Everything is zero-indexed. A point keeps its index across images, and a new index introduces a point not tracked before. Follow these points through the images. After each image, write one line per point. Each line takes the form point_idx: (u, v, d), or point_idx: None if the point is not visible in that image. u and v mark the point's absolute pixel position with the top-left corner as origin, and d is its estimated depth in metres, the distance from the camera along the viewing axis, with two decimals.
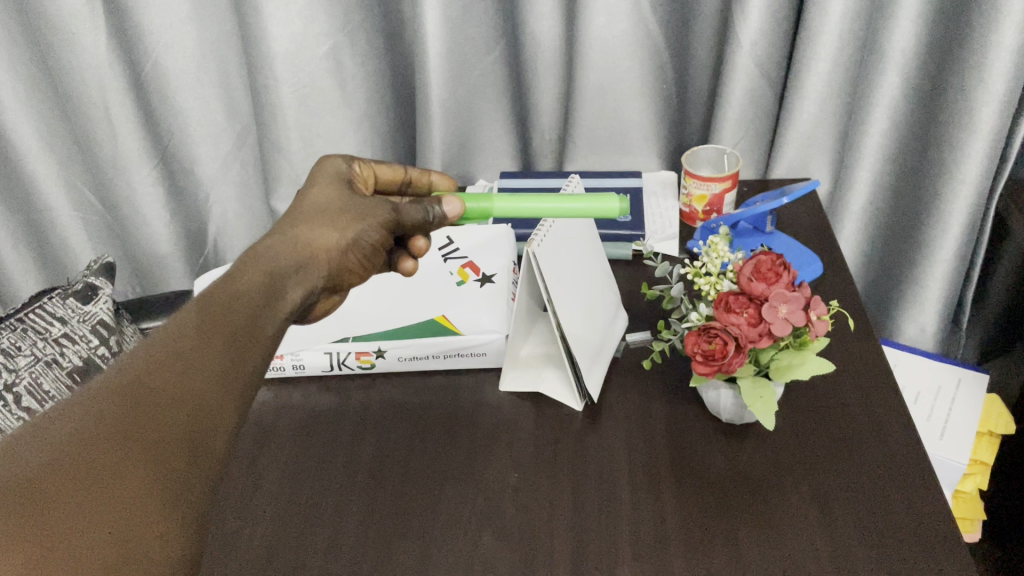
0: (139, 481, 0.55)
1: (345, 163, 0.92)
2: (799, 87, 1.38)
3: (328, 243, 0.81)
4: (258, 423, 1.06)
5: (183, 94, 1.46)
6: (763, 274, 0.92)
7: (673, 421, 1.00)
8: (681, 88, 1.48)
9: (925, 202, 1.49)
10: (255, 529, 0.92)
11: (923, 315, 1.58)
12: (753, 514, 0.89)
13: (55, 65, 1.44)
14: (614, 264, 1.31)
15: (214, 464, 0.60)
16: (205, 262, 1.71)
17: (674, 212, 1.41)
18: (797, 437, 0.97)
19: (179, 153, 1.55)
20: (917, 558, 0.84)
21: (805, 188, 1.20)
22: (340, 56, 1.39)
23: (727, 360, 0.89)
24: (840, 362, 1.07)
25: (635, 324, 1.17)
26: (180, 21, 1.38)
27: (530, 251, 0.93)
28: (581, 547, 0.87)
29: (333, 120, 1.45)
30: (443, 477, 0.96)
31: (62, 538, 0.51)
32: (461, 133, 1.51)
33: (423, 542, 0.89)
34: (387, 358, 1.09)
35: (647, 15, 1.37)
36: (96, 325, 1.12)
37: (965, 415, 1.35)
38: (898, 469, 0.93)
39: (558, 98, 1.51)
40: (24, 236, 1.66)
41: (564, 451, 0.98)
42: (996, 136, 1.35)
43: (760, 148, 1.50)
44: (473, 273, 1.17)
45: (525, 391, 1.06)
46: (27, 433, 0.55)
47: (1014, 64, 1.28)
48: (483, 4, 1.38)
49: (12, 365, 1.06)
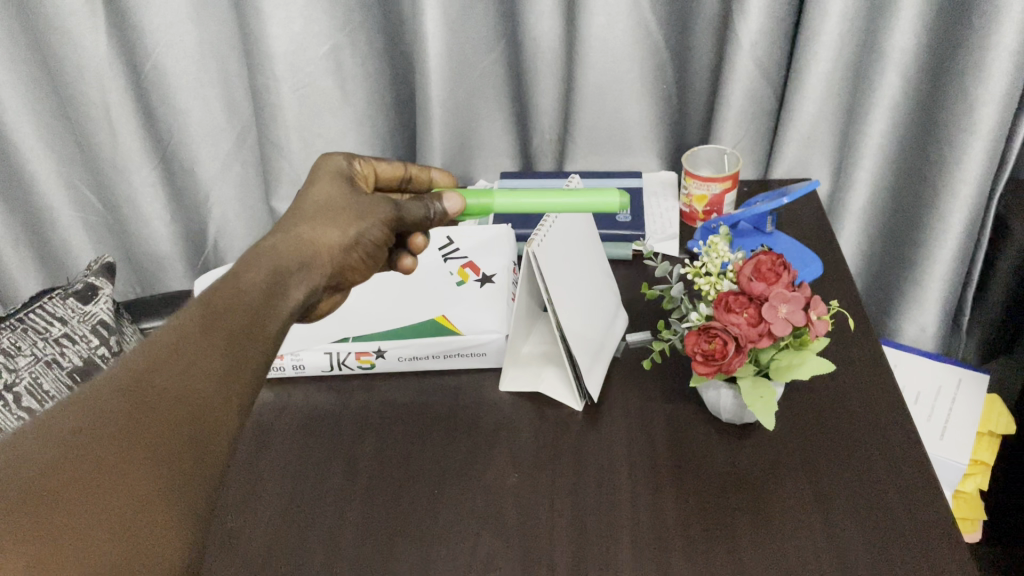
0: (143, 479, 0.55)
1: (345, 160, 0.92)
2: (799, 86, 1.38)
3: (330, 241, 0.81)
4: (258, 423, 1.06)
5: (183, 94, 1.46)
6: (763, 275, 0.91)
7: (673, 421, 1.00)
8: (681, 88, 1.48)
9: (925, 202, 1.49)
10: (255, 529, 0.92)
11: (924, 314, 1.58)
12: (753, 514, 0.89)
13: (55, 65, 1.44)
14: (614, 263, 1.31)
15: (218, 463, 0.60)
16: (205, 262, 1.71)
17: (674, 212, 1.41)
18: (797, 437, 0.97)
19: (179, 153, 1.55)
20: (917, 557, 0.84)
21: (805, 187, 1.20)
22: (340, 56, 1.39)
23: (727, 360, 0.89)
24: (840, 362, 1.07)
25: (635, 324, 1.17)
26: (180, 21, 1.38)
27: (530, 251, 0.94)
28: (581, 546, 0.87)
29: (334, 120, 1.45)
30: (443, 477, 0.96)
31: (66, 537, 0.51)
32: (461, 133, 1.51)
33: (423, 542, 0.89)
34: (387, 358, 1.09)
35: (647, 15, 1.37)
36: (96, 325, 1.12)
37: (965, 415, 1.35)
38: (898, 469, 0.93)
39: (558, 98, 1.51)
40: (24, 236, 1.66)
41: (564, 451, 0.98)
42: (996, 136, 1.36)
43: (760, 147, 1.50)
44: (473, 273, 1.17)
45: (525, 391, 1.06)
46: (31, 432, 0.55)
47: (1014, 63, 1.28)
48: (483, 4, 1.39)
49: (12, 365, 1.07)
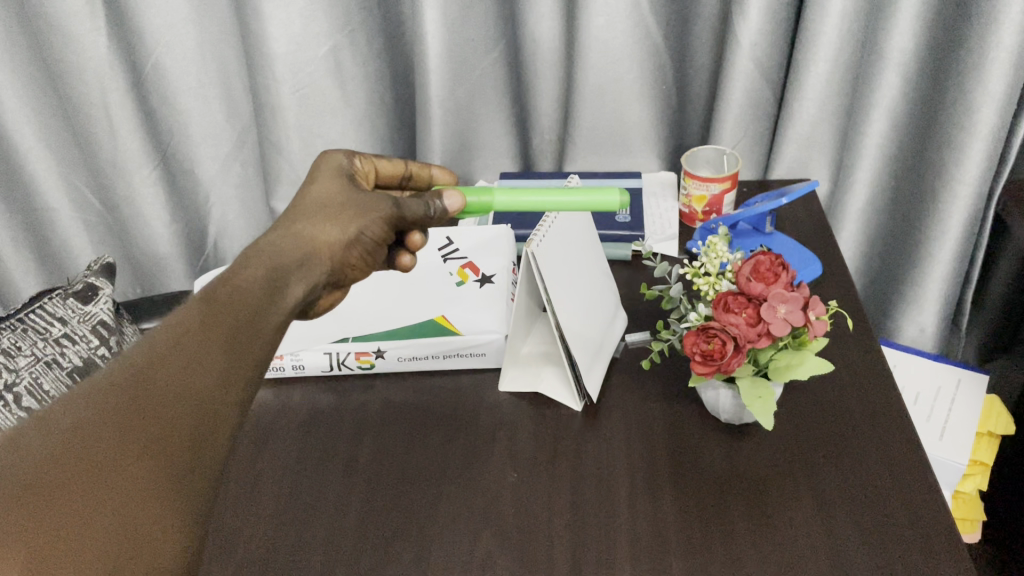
0: (143, 475, 0.56)
1: (346, 157, 0.91)
2: (799, 87, 1.38)
3: (330, 238, 0.81)
4: (257, 423, 1.06)
5: (183, 95, 1.46)
6: (761, 274, 0.92)
7: (672, 421, 1.01)
8: (680, 89, 1.48)
9: (925, 202, 1.49)
10: (254, 528, 0.92)
11: (923, 315, 1.59)
12: (753, 514, 0.89)
13: (55, 65, 1.44)
14: (614, 264, 1.31)
15: (218, 459, 0.61)
16: (205, 262, 1.71)
17: (673, 213, 1.41)
18: (796, 436, 0.98)
19: (179, 154, 1.55)
20: (915, 557, 0.84)
21: (804, 187, 1.20)
22: (340, 57, 1.39)
23: (726, 360, 0.89)
24: (839, 362, 1.07)
25: (634, 324, 1.17)
26: (180, 21, 1.38)
27: (530, 251, 0.94)
28: (580, 546, 0.87)
29: (334, 120, 1.45)
30: (443, 476, 0.96)
31: (67, 531, 0.52)
32: (461, 134, 1.51)
33: (422, 542, 0.89)
34: (387, 358, 1.09)
35: (646, 15, 1.37)
36: (96, 325, 1.12)
37: (965, 415, 1.35)
38: (897, 469, 0.93)
39: (558, 98, 1.51)
40: (24, 236, 1.66)
41: (563, 451, 0.98)
42: (996, 136, 1.36)
43: (759, 148, 1.50)
44: (473, 273, 1.17)
45: (525, 391, 1.06)
46: (33, 425, 0.55)
47: (1013, 64, 1.28)
48: (483, 4, 1.39)
49: (12, 365, 1.07)
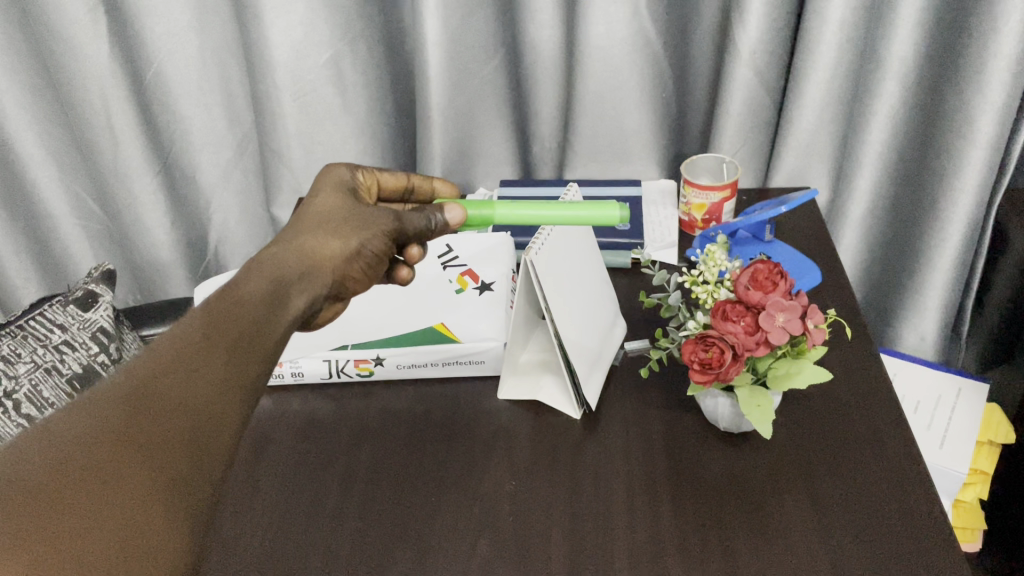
0: (144, 481, 0.56)
1: (348, 172, 0.93)
2: (798, 95, 1.39)
3: (332, 251, 0.81)
4: (257, 429, 1.06)
5: (186, 103, 1.47)
6: (759, 283, 0.91)
7: (671, 429, 1.01)
8: (679, 98, 1.49)
9: (925, 211, 1.49)
10: (253, 534, 0.92)
11: (924, 323, 1.59)
12: (754, 521, 0.89)
13: (58, 73, 1.44)
14: (613, 272, 1.31)
15: (217, 469, 0.60)
16: (206, 270, 1.72)
17: (673, 221, 1.41)
18: (795, 445, 0.98)
19: (180, 162, 1.56)
20: (914, 565, 0.84)
21: (804, 196, 1.20)
22: (341, 65, 1.39)
23: (724, 369, 0.89)
24: (838, 370, 1.07)
25: (633, 332, 1.17)
26: (181, 30, 1.39)
27: (528, 258, 0.94)
28: (578, 553, 0.87)
29: (334, 128, 1.46)
30: (442, 484, 0.96)
31: (69, 534, 0.52)
32: (462, 142, 1.52)
33: (420, 548, 0.89)
34: (386, 366, 1.10)
35: (646, 24, 1.37)
36: (96, 332, 1.13)
37: (965, 423, 1.35)
38: (894, 476, 0.93)
39: (558, 107, 1.52)
40: (27, 244, 1.66)
41: (561, 458, 0.98)
42: (996, 145, 1.36)
43: (760, 156, 1.50)
44: (472, 281, 1.18)
45: (524, 399, 1.06)
46: (38, 432, 0.56)
47: (1011, 74, 1.29)
48: (484, 13, 1.39)
49: (12, 372, 1.06)
